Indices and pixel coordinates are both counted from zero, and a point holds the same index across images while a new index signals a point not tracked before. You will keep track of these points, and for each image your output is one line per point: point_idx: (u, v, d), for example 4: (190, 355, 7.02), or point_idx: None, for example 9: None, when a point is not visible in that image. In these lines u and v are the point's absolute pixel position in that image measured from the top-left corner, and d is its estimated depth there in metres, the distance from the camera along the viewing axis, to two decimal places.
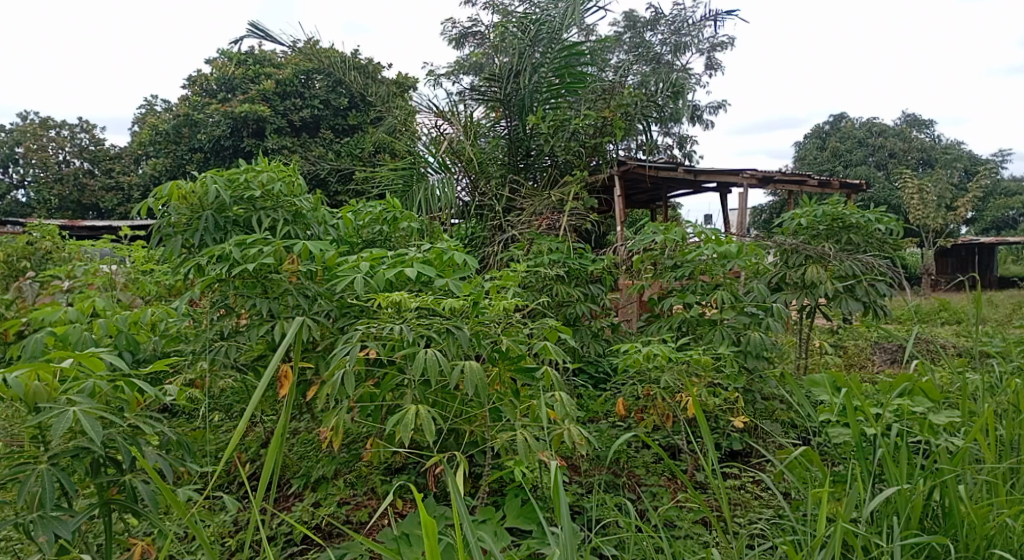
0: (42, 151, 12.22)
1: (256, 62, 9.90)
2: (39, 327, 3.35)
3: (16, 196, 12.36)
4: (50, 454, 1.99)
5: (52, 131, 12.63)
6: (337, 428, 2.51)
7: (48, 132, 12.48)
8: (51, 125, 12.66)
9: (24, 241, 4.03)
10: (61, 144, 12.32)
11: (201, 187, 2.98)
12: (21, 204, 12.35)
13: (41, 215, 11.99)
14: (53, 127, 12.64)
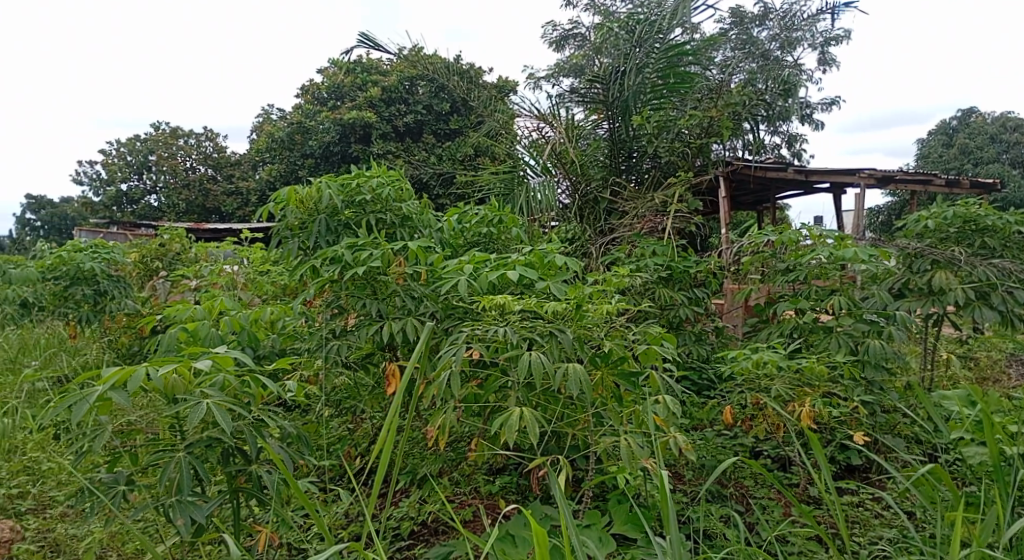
0: (171, 158, 13.20)
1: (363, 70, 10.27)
2: (172, 323, 3.61)
3: (150, 201, 13.12)
4: (187, 443, 2.14)
5: (182, 140, 13.59)
6: (443, 428, 2.54)
7: (177, 141, 13.43)
8: (179, 135, 13.66)
9: (158, 242, 4.35)
10: (188, 152, 13.29)
11: (315, 192, 3.12)
12: (156, 208, 13.08)
13: (169, 218, 12.93)
14: (182, 136, 13.62)
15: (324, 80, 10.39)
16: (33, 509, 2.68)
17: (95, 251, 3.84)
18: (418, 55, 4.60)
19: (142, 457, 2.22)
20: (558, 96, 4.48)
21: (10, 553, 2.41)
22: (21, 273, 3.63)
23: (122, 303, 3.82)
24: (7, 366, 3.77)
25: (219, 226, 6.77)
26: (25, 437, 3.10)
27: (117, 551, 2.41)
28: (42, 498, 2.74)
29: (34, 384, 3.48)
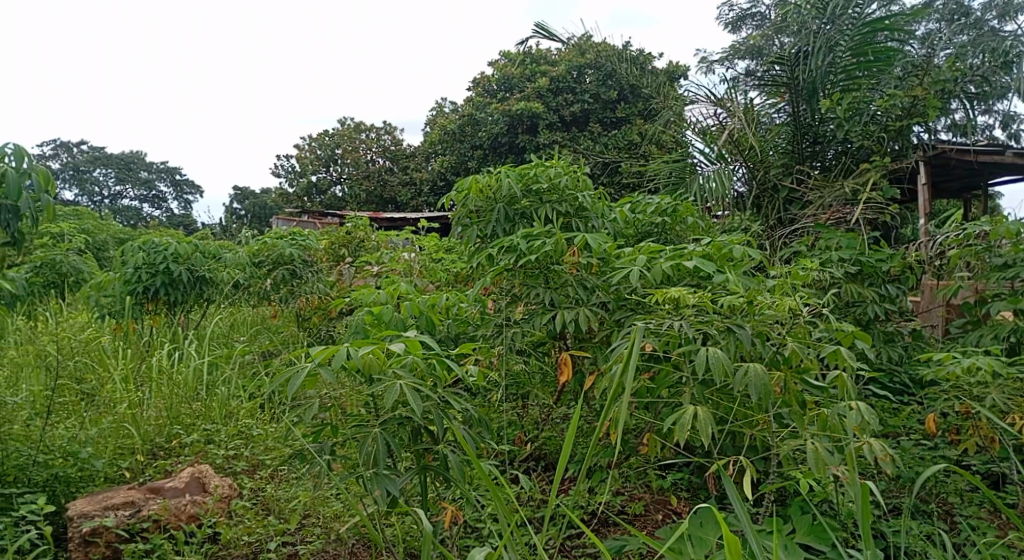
0: (354, 152, 14.23)
1: (530, 61, 10.39)
2: (358, 306, 3.88)
3: (335, 192, 14.20)
4: (382, 421, 2.31)
5: (363, 134, 14.63)
6: (614, 422, 2.46)
7: (359, 135, 14.47)
8: (361, 129, 14.65)
9: (345, 230, 4.69)
10: (370, 146, 14.33)
11: (495, 182, 3.24)
12: (339, 198, 14.11)
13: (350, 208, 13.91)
14: (364, 131, 14.65)
15: (494, 73, 10.69)
16: (246, 470, 3.00)
17: (294, 237, 4.28)
18: (587, 45, 4.60)
19: (344, 431, 2.41)
20: (734, 80, 4.37)
21: (230, 508, 2.72)
22: (233, 257, 4.06)
23: (314, 286, 4.14)
24: (221, 340, 4.26)
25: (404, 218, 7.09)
26: (238, 405, 3.48)
27: (318, 513, 2.64)
28: (253, 460, 3.06)
29: (243, 357, 3.90)
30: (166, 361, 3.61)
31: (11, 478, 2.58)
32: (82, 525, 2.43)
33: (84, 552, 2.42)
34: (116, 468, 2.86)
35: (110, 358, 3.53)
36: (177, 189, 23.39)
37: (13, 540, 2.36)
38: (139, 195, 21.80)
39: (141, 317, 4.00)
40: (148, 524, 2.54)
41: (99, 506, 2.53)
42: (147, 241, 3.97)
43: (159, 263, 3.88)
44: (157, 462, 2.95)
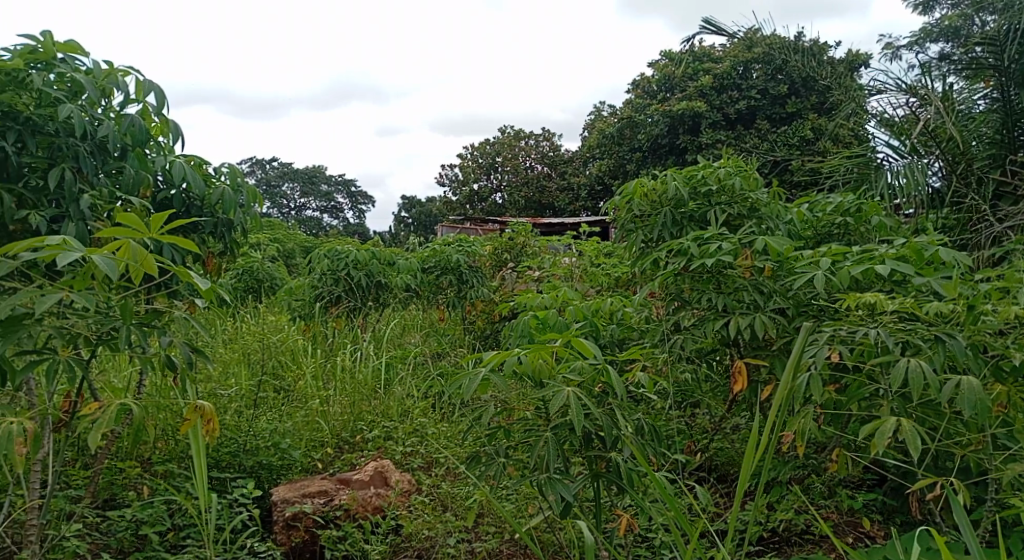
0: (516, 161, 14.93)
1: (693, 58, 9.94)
2: (523, 310, 3.95)
3: (495, 199, 14.61)
4: (553, 426, 2.27)
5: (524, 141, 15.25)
6: (800, 433, 2.31)
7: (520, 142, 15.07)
8: (521, 137, 15.11)
9: (507, 236, 4.80)
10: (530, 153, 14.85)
11: (662, 185, 3.16)
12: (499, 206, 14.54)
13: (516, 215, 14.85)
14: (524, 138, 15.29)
15: (655, 74, 10.56)
16: (422, 467, 3.16)
17: (460, 243, 4.53)
18: (752, 38, 4.39)
19: (516, 433, 2.42)
20: (926, 66, 4.05)
21: (410, 501, 2.86)
22: (405, 263, 4.37)
23: (479, 292, 4.47)
24: None
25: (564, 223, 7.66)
26: (413, 403, 3.68)
27: (493, 513, 2.73)
28: (429, 457, 3.21)
29: (416, 358, 4.11)
30: (349, 361, 3.89)
31: (225, 463, 2.91)
32: (285, 510, 2.67)
33: (286, 535, 2.65)
34: (310, 458, 3.13)
35: (301, 358, 3.86)
36: (351, 200, 25.17)
37: (228, 519, 2.64)
38: (320, 206, 23.72)
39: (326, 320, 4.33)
40: (339, 513, 2.74)
41: (297, 493, 2.77)
42: (331, 248, 4.26)
43: (340, 270, 4.17)
44: (345, 455, 3.19)
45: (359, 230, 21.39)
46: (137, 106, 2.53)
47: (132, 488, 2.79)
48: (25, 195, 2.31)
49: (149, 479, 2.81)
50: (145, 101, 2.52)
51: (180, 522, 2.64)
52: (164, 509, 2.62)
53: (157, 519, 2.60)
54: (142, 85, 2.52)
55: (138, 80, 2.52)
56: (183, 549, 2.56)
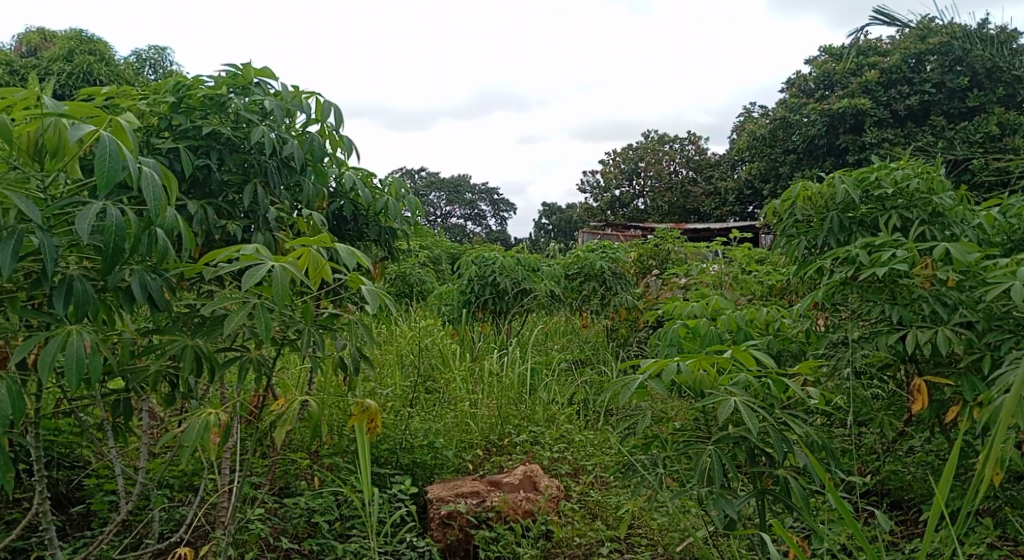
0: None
1: (859, 53, 9.64)
2: (671, 319, 3.86)
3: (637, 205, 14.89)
4: (716, 439, 2.18)
5: (667, 145, 15.45)
6: (997, 462, 2.07)
7: (663, 147, 15.20)
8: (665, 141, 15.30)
9: (653, 242, 4.72)
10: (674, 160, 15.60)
11: (829, 188, 3.00)
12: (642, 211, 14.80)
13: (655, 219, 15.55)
14: (667, 142, 15.45)
15: (811, 72, 10.05)
16: (570, 474, 3.17)
17: (605, 250, 4.52)
18: (927, 26, 4.03)
19: (675, 446, 2.36)
20: None
21: (559, 507, 2.87)
22: (550, 270, 4.42)
23: (623, 298, 4.42)
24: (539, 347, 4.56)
25: (716, 226, 8.09)
26: (558, 410, 3.72)
27: (646, 524, 2.72)
28: (575, 465, 3.23)
29: (561, 365, 4.17)
30: (496, 365, 4.01)
31: (384, 459, 3.07)
32: (440, 508, 2.77)
33: (442, 532, 2.73)
34: (461, 459, 3.24)
35: (451, 361, 4.01)
36: (493, 206, 25.85)
37: (388, 513, 2.80)
38: (463, 213, 24.51)
39: (473, 325, 4.47)
40: (492, 514, 2.78)
41: (452, 492, 2.86)
42: (479, 255, 4.45)
43: (488, 276, 4.26)
44: (494, 458, 3.27)
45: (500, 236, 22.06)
46: (315, 124, 2.82)
47: (304, 479, 3.12)
48: (222, 207, 2.67)
49: (319, 470, 3.11)
50: (322, 119, 2.80)
51: (345, 513, 2.87)
52: (332, 500, 2.88)
53: (325, 508, 2.86)
54: (320, 106, 2.79)
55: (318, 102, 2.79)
56: (350, 538, 2.78)
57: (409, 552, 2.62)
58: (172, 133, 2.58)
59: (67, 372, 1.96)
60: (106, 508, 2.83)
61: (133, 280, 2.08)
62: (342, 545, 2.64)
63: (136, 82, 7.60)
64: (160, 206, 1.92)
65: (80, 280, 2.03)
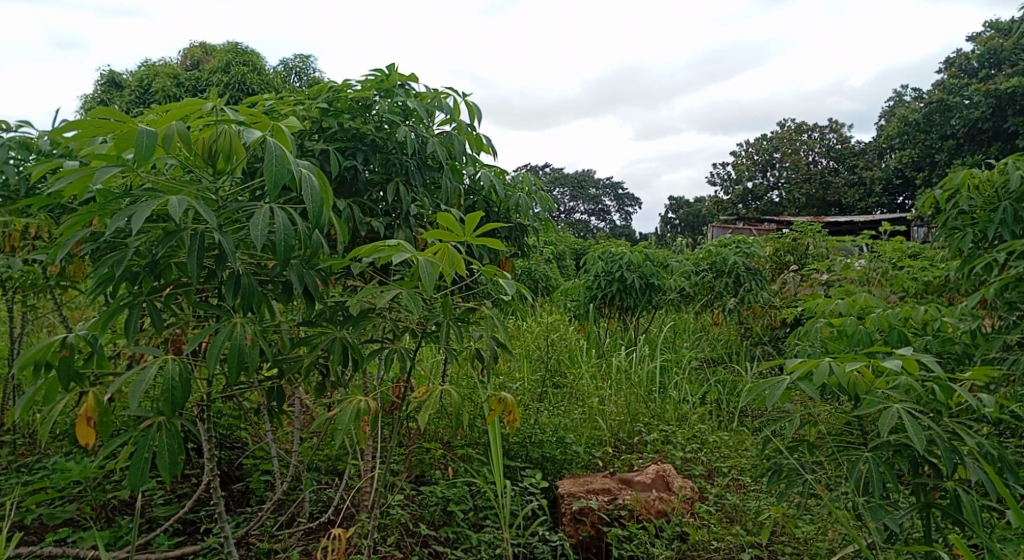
0: (794, 155, 15.17)
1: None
2: (812, 317, 3.67)
3: (773, 197, 15.29)
4: (874, 445, 2.04)
5: (806, 134, 15.65)
6: None
7: (800, 137, 15.48)
8: (801, 130, 15.61)
9: (790, 237, 4.51)
10: (812, 147, 15.24)
11: (1000, 174, 2.72)
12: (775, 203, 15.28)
13: (790, 210, 14.95)
14: (807, 131, 15.62)
15: None
16: (704, 475, 3.08)
17: (738, 245, 4.38)
18: None
19: (826, 450, 2.23)
20: None
21: (694, 509, 2.79)
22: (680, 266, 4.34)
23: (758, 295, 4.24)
24: (668, 345, 4.48)
25: (862, 218, 7.98)
26: (689, 408, 3.64)
27: (790, 531, 2.61)
28: (710, 466, 3.14)
29: (692, 363, 4.10)
30: (625, 362, 3.98)
31: (515, 452, 3.13)
32: (572, 504, 2.76)
33: (573, 528, 2.72)
34: (591, 455, 3.23)
35: (578, 357, 4.03)
36: (616, 202, 25.62)
37: (520, 506, 2.84)
38: (587, 209, 24.55)
39: (600, 320, 4.48)
40: (624, 513, 2.76)
41: (583, 488, 2.85)
42: (605, 250, 4.44)
43: (615, 272, 4.23)
44: (624, 456, 3.23)
45: (624, 232, 21.86)
46: (451, 123, 2.99)
47: (438, 468, 3.27)
48: (367, 205, 2.87)
49: (452, 461, 3.25)
50: (460, 117, 3.01)
51: (479, 503, 2.98)
52: (467, 490, 2.99)
53: (460, 498, 2.98)
54: (458, 105, 3.01)
55: (456, 101, 3.00)
56: (483, 529, 2.87)
57: (542, 547, 2.64)
58: (323, 136, 2.80)
59: (233, 361, 2.14)
60: (262, 487, 3.10)
61: (292, 273, 2.28)
62: (477, 536, 2.71)
63: (285, 90, 8.15)
64: (318, 207, 2.07)
65: (246, 275, 2.25)
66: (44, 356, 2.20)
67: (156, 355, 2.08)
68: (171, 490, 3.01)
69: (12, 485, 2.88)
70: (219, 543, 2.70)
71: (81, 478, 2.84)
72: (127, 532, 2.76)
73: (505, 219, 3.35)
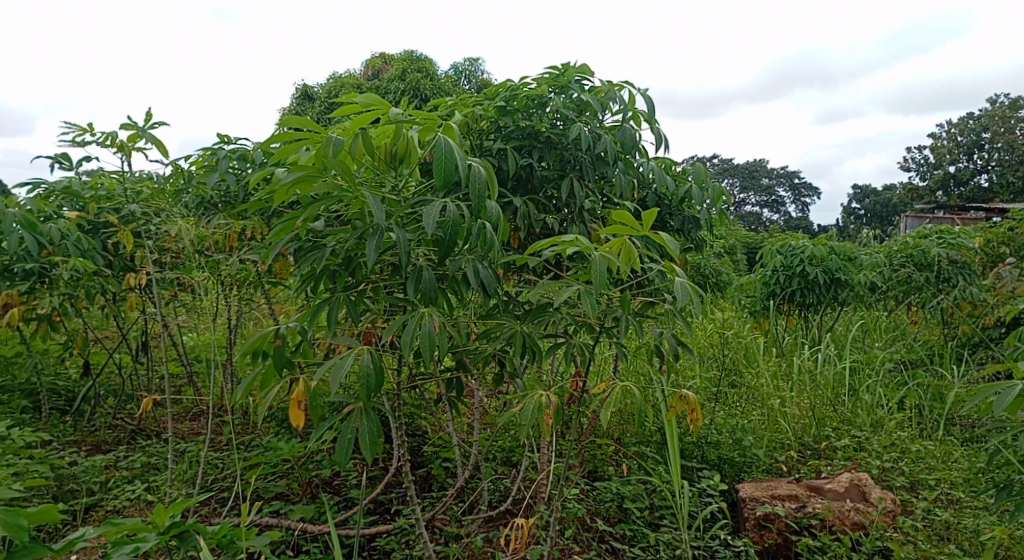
0: (1009, 134, 13.44)
1: None
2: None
3: (979, 182, 13.77)
4: None
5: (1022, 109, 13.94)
6: None
7: (1017, 113, 13.84)
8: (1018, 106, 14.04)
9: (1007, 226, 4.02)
10: None
11: None
12: (984, 189, 13.75)
13: (1003, 197, 13.52)
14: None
15: None
16: (905, 487, 2.84)
17: (940, 236, 4.16)
18: None
19: None
20: None
21: (896, 523, 2.59)
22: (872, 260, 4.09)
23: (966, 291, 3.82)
24: (857, 345, 4.18)
25: None
26: (885, 414, 3.37)
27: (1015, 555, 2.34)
28: (913, 477, 2.89)
29: (886, 366, 3.80)
30: (808, 362, 3.76)
31: (691, 452, 3.05)
32: (756, 509, 2.64)
33: (758, 534, 2.61)
34: (773, 459, 3.07)
35: (756, 356, 3.87)
36: (794, 192, 24.18)
37: (699, 508, 2.77)
38: (760, 200, 23.53)
39: (778, 317, 4.26)
40: (814, 522, 2.60)
41: (767, 493, 2.71)
42: (784, 244, 4.20)
43: (796, 266, 4.00)
44: (811, 461, 3.04)
45: (801, 224, 20.54)
46: (625, 115, 2.95)
47: (611, 463, 3.29)
48: (544, 202, 2.91)
49: (625, 459, 3.24)
50: (633, 108, 2.96)
51: (656, 502, 2.94)
52: (642, 488, 2.97)
53: (635, 496, 2.97)
54: (633, 96, 2.95)
55: (632, 92, 2.94)
56: (661, 528, 2.83)
57: (724, 551, 2.55)
58: (501, 135, 2.87)
59: (420, 351, 2.23)
60: (444, 473, 3.27)
61: (468, 268, 2.31)
62: (655, 535, 2.69)
63: (457, 92, 8.50)
64: (483, 200, 2.07)
65: (428, 270, 2.31)
66: (262, 345, 2.46)
67: (355, 346, 2.23)
68: (364, 472, 3.27)
69: (234, 460, 3.27)
70: (410, 524, 2.88)
71: (290, 456, 3.18)
72: (328, 508, 3.04)
73: (678, 211, 3.26)
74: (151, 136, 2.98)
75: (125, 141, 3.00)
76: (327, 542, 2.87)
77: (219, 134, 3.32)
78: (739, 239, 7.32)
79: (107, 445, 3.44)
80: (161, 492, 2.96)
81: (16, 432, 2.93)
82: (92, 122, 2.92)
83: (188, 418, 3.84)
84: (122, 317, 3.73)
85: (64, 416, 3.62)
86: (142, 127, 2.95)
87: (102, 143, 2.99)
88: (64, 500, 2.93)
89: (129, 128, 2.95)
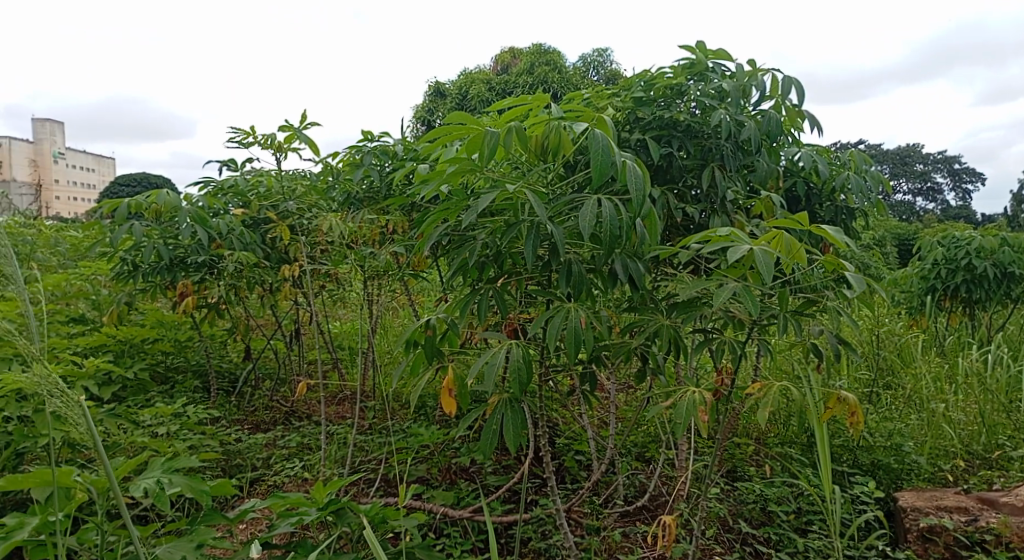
0: None
1: None
2: None
3: None
4: None
5: None
6: None
7: None
8: None
9: None
10: None
11: None
12: None
13: None
14: None
15: None
16: None
17: None
18: None
19: None
20: None
21: None
22: None
23: None
24: None
25: None
26: None
27: None
28: None
29: None
30: (975, 364, 3.46)
31: (841, 455, 2.89)
32: (919, 520, 2.46)
33: (923, 547, 2.44)
34: (936, 468, 2.85)
35: (913, 356, 3.60)
36: (953, 179, 22.33)
37: (852, 515, 2.62)
38: (912, 189, 21.98)
39: (938, 315, 3.94)
40: (989, 537, 2.41)
41: (932, 504, 2.51)
42: (947, 236, 3.87)
43: (960, 259, 3.68)
44: (981, 472, 2.80)
45: (959, 214, 18.86)
46: (771, 103, 2.83)
47: (752, 463, 3.17)
48: (683, 192, 2.83)
49: (768, 459, 3.12)
50: (778, 94, 2.83)
51: (803, 506, 2.80)
52: (788, 491, 2.85)
53: (780, 499, 2.84)
54: (777, 81, 2.84)
55: (775, 77, 2.83)
56: (809, 534, 2.70)
57: None
58: (638, 126, 2.82)
59: (567, 344, 2.26)
60: (577, 466, 3.28)
61: (617, 263, 2.33)
62: (803, 541, 2.59)
63: (585, 84, 8.43)
64: (640, 196, 2.10)
65: (577, 265, 2.36)
66: (413, 336, 2.58)
67: (502, 339, 2.28)
68: (499, 461, 3.34)
69: (379, 443, 3.43)
70: (546, 514, 2.91)
71: (430, 442, 3.31)
72: (467, 494, 3.13)
73: (828, 201, 3.09)
74: (304, 136, 3.17)
75: (282, 142, 3.22)
76: (467, 527, 2.95)
77: (363, 132, 3.48)
78: (891, 230, 6.79)
79: (266, 424, 3.71)
80: (316, 470, 3.17)
81: (191, 409, 3.23)
82: (254, 125, 3.16)
83: (335, 402, 4.09)
84: (277, 306, 4.01)
85: (228, 396, 3.94)
86: (297, 128, 3.15)
87: (263, 144, 3.22)
88: (232, 473, 3.19)
89: (285, 129, 3.15)
